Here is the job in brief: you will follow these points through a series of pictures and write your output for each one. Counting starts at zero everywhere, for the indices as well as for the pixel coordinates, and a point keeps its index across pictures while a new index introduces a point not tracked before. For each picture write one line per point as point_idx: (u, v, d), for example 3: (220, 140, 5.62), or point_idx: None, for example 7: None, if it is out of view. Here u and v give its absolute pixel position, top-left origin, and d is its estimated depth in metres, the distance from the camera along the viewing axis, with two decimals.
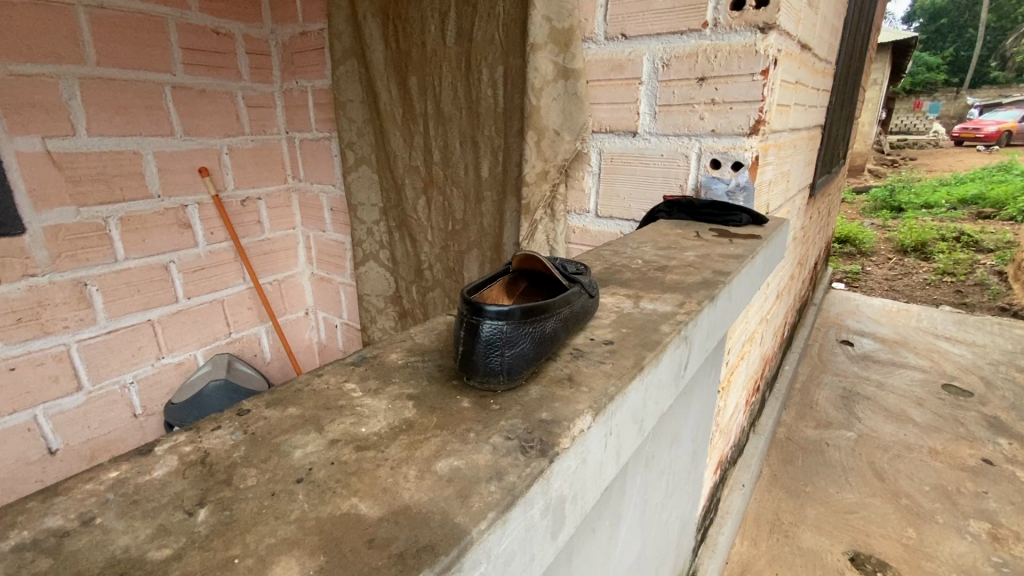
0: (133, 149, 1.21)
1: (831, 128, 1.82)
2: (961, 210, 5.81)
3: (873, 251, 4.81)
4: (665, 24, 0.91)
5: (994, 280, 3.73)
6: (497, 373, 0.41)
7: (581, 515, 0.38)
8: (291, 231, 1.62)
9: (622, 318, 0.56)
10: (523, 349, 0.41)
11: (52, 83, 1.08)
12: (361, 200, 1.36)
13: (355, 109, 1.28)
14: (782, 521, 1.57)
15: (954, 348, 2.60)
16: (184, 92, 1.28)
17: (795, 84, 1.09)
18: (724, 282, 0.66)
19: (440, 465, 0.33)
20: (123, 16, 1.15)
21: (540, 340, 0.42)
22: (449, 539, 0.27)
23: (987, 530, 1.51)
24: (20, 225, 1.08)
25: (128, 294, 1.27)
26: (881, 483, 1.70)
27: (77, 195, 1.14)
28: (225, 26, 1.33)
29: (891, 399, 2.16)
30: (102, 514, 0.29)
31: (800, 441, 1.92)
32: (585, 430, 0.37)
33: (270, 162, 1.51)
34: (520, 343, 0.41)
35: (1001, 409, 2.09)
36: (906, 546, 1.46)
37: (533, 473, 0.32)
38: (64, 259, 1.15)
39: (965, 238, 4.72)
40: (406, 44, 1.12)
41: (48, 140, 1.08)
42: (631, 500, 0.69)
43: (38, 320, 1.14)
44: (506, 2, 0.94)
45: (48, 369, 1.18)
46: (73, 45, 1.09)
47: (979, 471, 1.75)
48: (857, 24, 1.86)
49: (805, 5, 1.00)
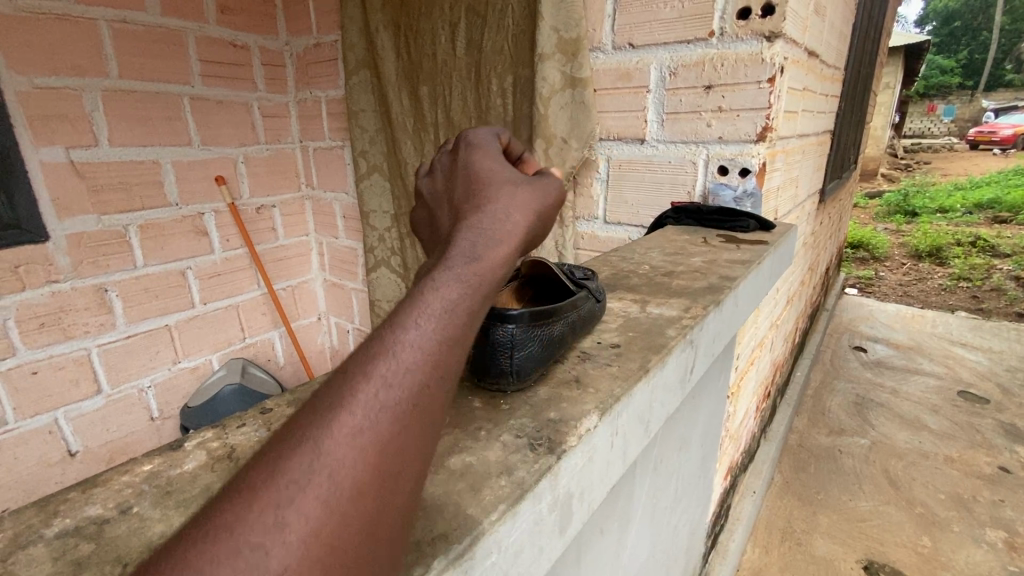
0: (152, 159, 1.25)
1: (841, 133, 1.82)
2: (977, 215, 5.74)
3: (887, 256, 4.76)
4: (671, 33, 0.93)
5: (1011, 285, 3.68)
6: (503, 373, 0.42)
7: (588, 512, 0.40)
8: (305, 238, 1.66)
9: (629, 322, 0.57)
10: (531, 351, 0.42)
11: (76, 96, 1.12)
12: (373, 207, 1.39)
13: (368, 118, 1.31)
14: (794, 529, 1.56)
15: (970, 354, 2.57)
16: (203, 104, 1.32)
17: (803, 90, 1.10)
18: (730, 287, 0.67)
19: (453, 461, 0.35)
20: (144, 30, 1.19)
21: (547, 342, 0.44)
22: (462, 529, 0.29)
23: (1004, 539, 1.49)
24: (44, 232, 1.12)
25: (147, 300, 1.31)
26: (895, 491, 1.68)
27: (99, 204, 1.18)
28: (241, 38, 1.37)
29: (905, 406, 2.14)
30: (139, 503, 0.31)
31: (812, 448, 1.90)
32: (591, 429, 0.38)
33: (284, 171, 1.54)
34: (528, 345, 0.42)
35: (1019, 417, 2.06)
36: (921, 555, 1.44)
37: (541, 468, 0.34)
38: (85, 266, 1.19)
39: (982, 243, 4.66)
40: (418, 54, 1.15)
41: (72, 150, 1.12)
42: (640, 502, 0.70)
43: (60, 325, 1.18)
44: (515, 13, 0.97)
45: (69, 372, 1.21)
46: (97, 59, 1.13)
47: (995, 479, 1.73)
48: (866, 30, 1.86)
49: (811, 12, 1.02)
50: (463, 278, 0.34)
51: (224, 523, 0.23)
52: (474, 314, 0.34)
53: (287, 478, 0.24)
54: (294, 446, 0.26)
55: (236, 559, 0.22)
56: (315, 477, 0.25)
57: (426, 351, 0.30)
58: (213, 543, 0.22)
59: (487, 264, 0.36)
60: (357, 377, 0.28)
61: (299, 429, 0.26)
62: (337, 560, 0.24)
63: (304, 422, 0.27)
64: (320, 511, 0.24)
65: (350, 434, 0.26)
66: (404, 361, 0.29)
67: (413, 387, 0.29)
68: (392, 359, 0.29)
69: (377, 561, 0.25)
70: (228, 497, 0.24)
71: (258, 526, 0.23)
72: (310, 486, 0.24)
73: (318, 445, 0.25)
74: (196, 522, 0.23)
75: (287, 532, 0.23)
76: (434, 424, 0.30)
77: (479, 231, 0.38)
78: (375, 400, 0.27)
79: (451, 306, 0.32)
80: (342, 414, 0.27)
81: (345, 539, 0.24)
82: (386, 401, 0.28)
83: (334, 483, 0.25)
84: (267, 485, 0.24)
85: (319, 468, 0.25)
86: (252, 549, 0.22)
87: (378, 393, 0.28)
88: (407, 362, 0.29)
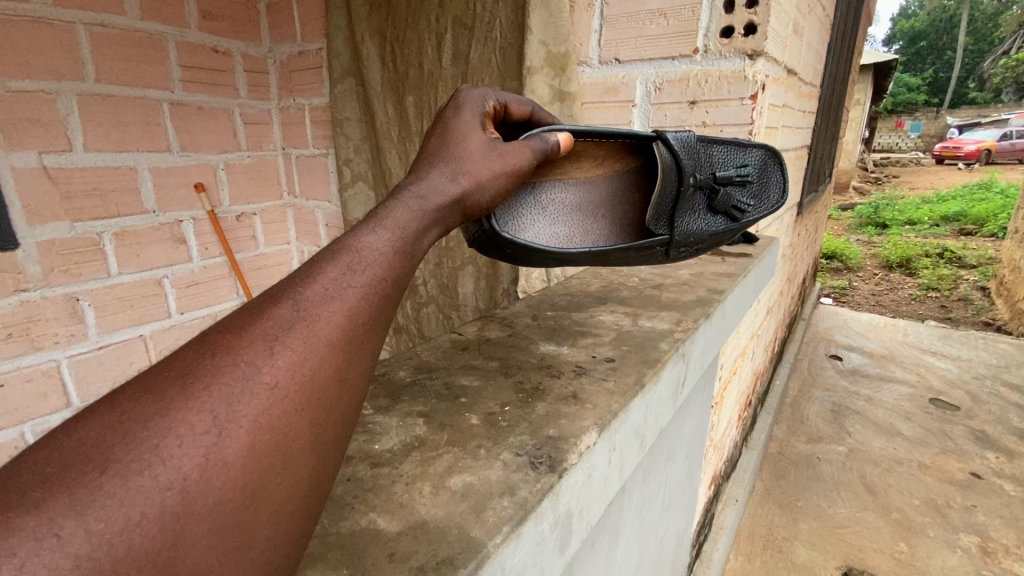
0: (129, 164, 1.20)
1: (817, 149, 1.87)
2: (944, 227, 5.95)
3: (860, 266, 4.89)
4: (657, 49, 0.95)
5: (977, 296, 3.83)
6: (484, 244, 0.56)
7: (588, 529, 0.40)
8: (287, 246, 1.62)
9: (621, 336, 0.58)
10: (509, 249, 0.56)
11: (50, 100, 1.07)
12: (356, 217, 1.36)
13: (353, 126, 1.30)
14: (775, 536, 1.58)
15: (941, 362, 2.65)
16: (183, 109, 1.28)
17: (783, 106, 1.13)
18: (718, 300, 0.68)
19: (453, 481, 0.35)
20: (123, 34, 1.15)
21: (523, 251, 0.57)
22: (467, 552, 0.28)
23: (978, 544, 1.54)
24: (14, 240, 1.07)
25: (120, 310, 1.26)
26: (872, 497, 1.71)
27: (73, 211, 1.13)
28: (223, 44, 1.34)
29: (880, 413, 2.19)
30: None
31: (791, 456, 1.93)
32: (590, 446, 0.38)
33: (267, 179, 1.52)
34: (502, 247, 0.55)
35: (989, 423, 2.13)
36: (898, 560, 1.47)
37: (544, 487, 0.34)
38: (56, 274, 1.14)
39: (948, 254, 4.83)
40: (404, 64, 1.15)
41: (44, 155, 1.08)
42: (629, 515, 0.70)
43: (28, 336, 1.12)
44: (504, 26, 0.97)
45: (36, 386, 1.16)
46: (72, 62, 1.09)
47: (967, 485, 1.78)
48: (840, 50, 1.93)
49: (791, 31, 1.05)
50: (396, 219, 0.39)
51: (165, 392, 0.26)
52: (406, 253, 0.38)
53: (228, 359, 0.28)
54: (233, 336, 0.30)
55: (179, 417, 0.26)
56: (252, 358, 0.29)
57: (360, 275, 0.34)
58: (158, 408, 0.26)
59: (418, 210, 0.41)
60: (294, 288, 0.33)
61: (240, 325, 0.30)
62: (273, 430, 0.27)
63: (244, 320, 0.31)
64: (257, 385, 0.28)
65: (286, 329, 0.30)
66: (339, 277, 0.34)
67: (347, 298, 0.33)
68: (329, 276, 0.33)
69: (310, 440, 0.29)
70: (169, 373, 0.28)
71: (200, 392, 0.27)
72: (250, 364, 0.28)
73: (256, 336, 0.30)
74: (137, 391, 0.27)
75: (227, 398, 0.27)
76: (371, 334, 0.33)
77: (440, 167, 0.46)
78: (312, 304, 0.32)
79: (383, 241, 0.37)
80: (281, 314, 0.31)
81: (280, 413, 0.28)
82: (322, 306, 0.32)
83: (271, 354, 0.29)
84: (208, 364, 0.28)
85: (256, 352, 0.29)
86: (194, 410, 0.26)
87: (315, 299, 0.32)
88: (342, 279, 0.34)
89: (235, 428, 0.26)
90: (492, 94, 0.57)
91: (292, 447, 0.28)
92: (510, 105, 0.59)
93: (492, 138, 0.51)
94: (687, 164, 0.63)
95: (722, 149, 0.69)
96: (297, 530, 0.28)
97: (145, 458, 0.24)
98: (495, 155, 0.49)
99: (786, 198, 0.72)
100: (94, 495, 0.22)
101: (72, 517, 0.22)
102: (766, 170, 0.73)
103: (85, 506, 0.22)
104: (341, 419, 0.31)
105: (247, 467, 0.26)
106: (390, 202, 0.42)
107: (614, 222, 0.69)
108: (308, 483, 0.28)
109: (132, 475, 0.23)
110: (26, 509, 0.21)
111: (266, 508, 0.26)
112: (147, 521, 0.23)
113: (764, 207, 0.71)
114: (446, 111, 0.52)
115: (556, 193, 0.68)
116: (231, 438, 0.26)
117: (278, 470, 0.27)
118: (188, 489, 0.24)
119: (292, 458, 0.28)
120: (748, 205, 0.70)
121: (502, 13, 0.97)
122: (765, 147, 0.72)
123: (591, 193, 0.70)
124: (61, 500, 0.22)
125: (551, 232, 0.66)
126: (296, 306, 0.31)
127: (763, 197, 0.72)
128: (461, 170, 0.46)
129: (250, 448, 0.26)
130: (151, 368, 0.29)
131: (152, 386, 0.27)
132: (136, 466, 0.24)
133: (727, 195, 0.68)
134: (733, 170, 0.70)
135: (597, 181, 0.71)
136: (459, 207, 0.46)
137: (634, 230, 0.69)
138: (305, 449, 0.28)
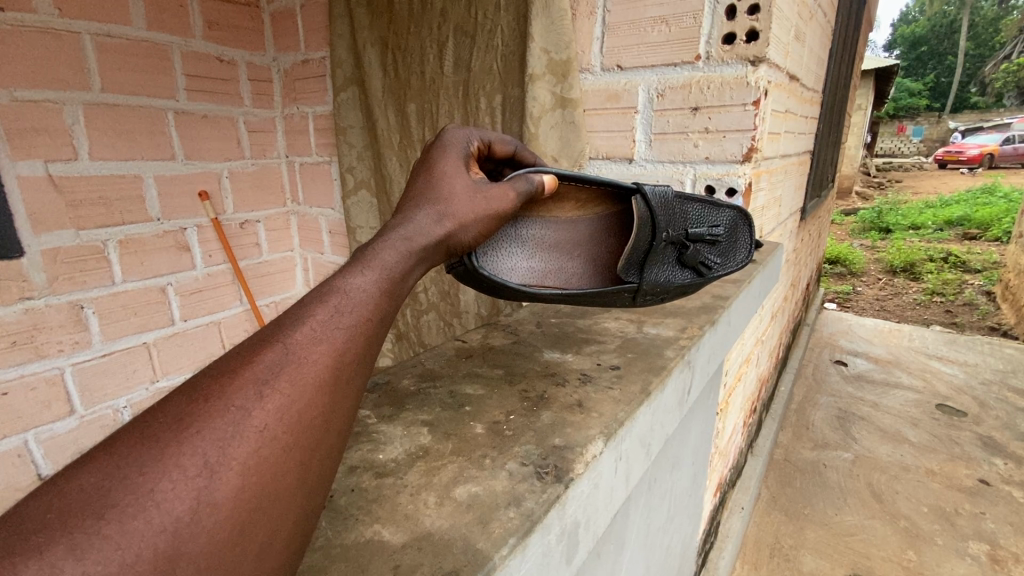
0: (134, 173, 1.21)
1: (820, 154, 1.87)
2: (947, 232, 5.93)
3: (863, 271, 4.87)
4: (659, 56, 0.95)
5: (982, 301, 3.81)
6: (462, 275, 0.55)
7: (593, 540, 0.39)
8: (290, 253, 1.62)
9: (625, 343, 0.58)
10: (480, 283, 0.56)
11: (55, 109, 1.08)
12: (359, 224, 1.36)
13: (355, 134, 1.31)
14: (782, 545, 1.56)
15: (946, 367, 2.63)
16: (188, 118, 1.28)
17: (784, 113, 1.12)
18: (723, 307, 0.68)
19: (459, 491, 0.35)
20: (129, 44, 1.16)
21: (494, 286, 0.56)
22: (474, 564, 0.28)
23: (987, 552, 1.52)
24: (19, 248, 1.07)
25: (124, 317, 1.25)
26: (880, 505, 1.69)
27: (77, 219, 1.13)
28: (227, 53, 1.35)
29: (887, 419, 2.17)
30: None
31: (797, 463, 1.92)
32: (597, 456, 0.38)
33: (270, 187, 1.52)
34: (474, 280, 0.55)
35: (996, 429, 2.11)
36: (907, 569, 1.45)
37: (550, 498, 0.33)
38: (62, 282, 1.14)
39: (953, 259, 4.80)
40: (406, 72, 1.15)
41: (49, 164, 1.08)
42: (635, 524, 0.69)
43: (32, 344, 1.12)
44: (506, 33, 0.98)
45: (40, 394, 1.16)
46: (80, 72, 1.10)
47: (975, 491, 1.76)
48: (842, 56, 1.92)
49: (793, 37, 1.05)
50: (384, 260, 0.39)
51: (158, 437, 0.26)
52: (393, 291, 0.39)
53: (219, 403, 0.28)
54: (223, 380, 0.29)
55: (172, 461, 0.26)
56: (244, 400, 0.29)
57: (346, 315, 0.34)
58: (153, 450, 0.26)
59: (405, 250, 0.41)
60: (284, 330, 0.33)
61: (232, 366, 0.30)
62: (263, 469, 0.27)
63: (236, 361, 0.31)
64: (248, 427, 0.28)
65: (276, 370, 0.30)
66: (328, 318, 0.34)
67: (335, 338, 0.33)
68: (317, 316, 0.33)
69: (298, 478, 0.29)
70: (162, 417, 0.28)
71: (193, 436, 0.27)
72: (241, 407, 0.28)
73: (246, 379, 0.29)
74: (134, 436, 0.27)
75: (220, 440, 0.27)
76: (357, 372, 0.33)
77: (429, 206, 0.46)
78: (300, 346, 0.32)
79: (371, 281, 0.37)
80: (271, 356, 0.31)
81: (269, 453, 0.28)
82: (312, 347, 0.32)
83: (259, 398, 0.29)
84: (200, 408, 0.28)
85: (247, 395, 0.29)
86: (187, 453, 0.26)
87: (305, 342, 0.32)
88: (331, 318, 0.34)
89: (226, 470, 0.26)
90: (477, 134, 0.57)
91: (282, 485, 0.28)
92: (495, 145, 0.59)
93: (477, 179, 0.51)
94: (662, 219, 0.62)
95: (697, 207, 0.68)
96: (286, 566, 0.27)
97: (140, 502, 0.24)
98: (480, 197, 0.49)
99: (747, 263, 0.72)
100: (91, 540, 0.23)
101: (72, 560, 0.22)
102: (734, 231, 0.72)
103: (84, 550, 0.22)
104: (329, 458, 0.31)
105: (239, 506, 0.26)
106: (381, 239, 0.42)
107: (592, 264, 0.70)
108: (297, 521, 0.28)
109: (127, 520, 0.23)
110: (27, 555, 0.22)
111: (255, 547, 0.26)
112: (141, 564, 0.23)
113: (730, 265, 0.70)
114: (432, 149, 0.52)
115: (537, 231, 0.68)
116: (223, 480, 0.26)
117: (266, 509, 0.27)
118: (182, 532, 0.24)
119: (281, 496, 0.28)
120: (716, 262, 0.69)
121: (504, 21, 0.97)
122: (737, 210, 0.72)
123: (573, 232, 0.71)
124: (59, 545, 0.22)
125: (528, 268, 0.66)
126: (287, 346, 0.31)
127: (728, 258, 0.71)
128: (448, 212, 0.46)
129: (241, 487, 0.26)
130: (149, 410, 0.29)
131: (146, 430, 0.27)
132: (131, 510, 0.24)
133: (696, 251, 0.67)
134: (705, 229, 0.69)
135: (581, 224, 0.71)
136: (453, 241, 0.46)
137: (613, 271, 0.68)
138: (293, 488, 0.28)
